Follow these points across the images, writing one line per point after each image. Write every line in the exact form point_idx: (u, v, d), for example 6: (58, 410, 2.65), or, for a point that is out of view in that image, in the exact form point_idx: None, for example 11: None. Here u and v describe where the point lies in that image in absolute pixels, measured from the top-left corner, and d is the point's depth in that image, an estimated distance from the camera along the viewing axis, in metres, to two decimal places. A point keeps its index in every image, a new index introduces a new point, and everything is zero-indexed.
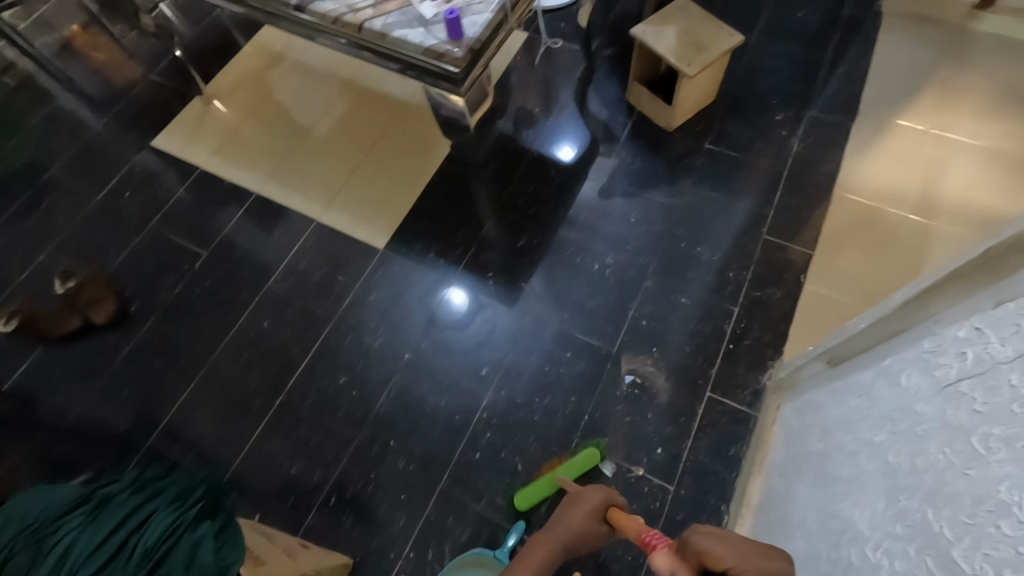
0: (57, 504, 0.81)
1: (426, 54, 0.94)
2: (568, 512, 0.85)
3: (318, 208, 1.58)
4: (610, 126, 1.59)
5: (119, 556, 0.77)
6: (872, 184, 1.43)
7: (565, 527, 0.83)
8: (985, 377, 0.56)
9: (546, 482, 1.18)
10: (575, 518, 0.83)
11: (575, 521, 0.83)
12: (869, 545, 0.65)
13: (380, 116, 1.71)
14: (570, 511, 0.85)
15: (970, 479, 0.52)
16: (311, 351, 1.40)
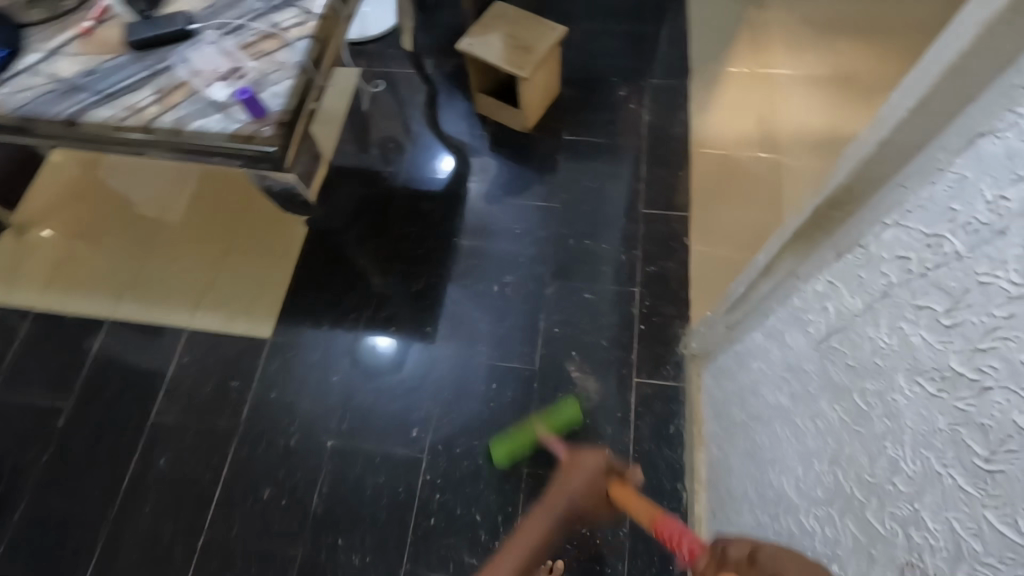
0: None
1: (233, 139, 0.84)
2: (566, 485, 0.79)
3: (186, 316, 1.42)
4: (469, 143, 1.56)
5: None
6: (722, 136, 1.50)
7: (560, 498, 0.79)
8: (848, 330, 0.58)
9: (524, 438, 1.12)
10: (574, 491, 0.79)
11: (563, 496, 0.79)
12: (801, 510, 0.66)
13: (228, 194, 1.56)
14: (568, 479, 0.80)
15: (862, 436, 0.54)
16: (223, 474, 1.26)
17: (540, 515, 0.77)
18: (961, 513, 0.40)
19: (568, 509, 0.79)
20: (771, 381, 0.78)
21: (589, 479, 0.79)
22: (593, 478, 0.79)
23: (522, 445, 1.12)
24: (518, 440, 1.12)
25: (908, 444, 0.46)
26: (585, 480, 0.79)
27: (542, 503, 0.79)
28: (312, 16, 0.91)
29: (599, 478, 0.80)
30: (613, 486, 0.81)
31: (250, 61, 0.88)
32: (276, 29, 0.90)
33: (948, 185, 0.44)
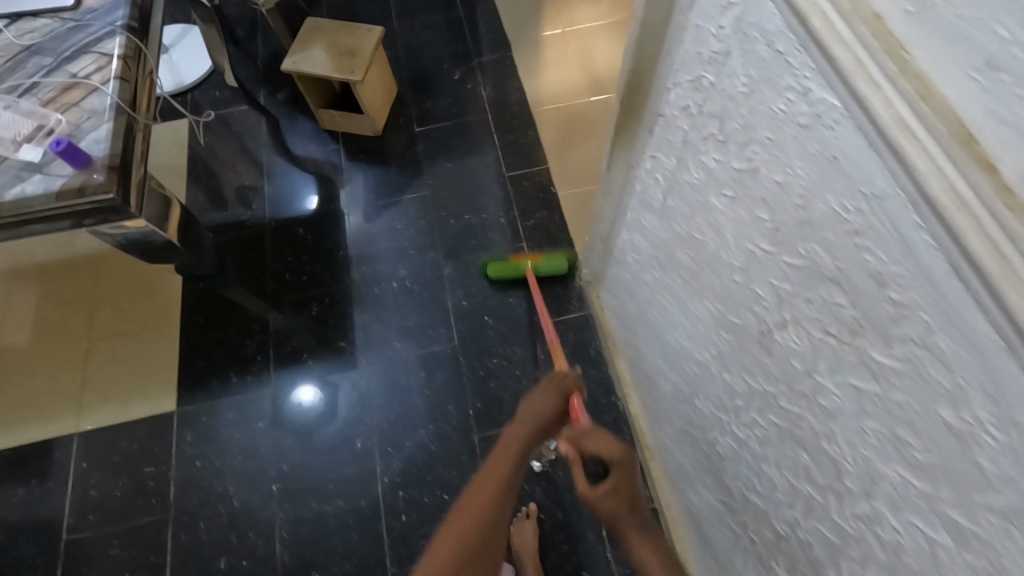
0: None
1: (63, 197, 0.79)
2: (531, 406, 0.81)
3: (72, 420, 1.27)
4: (325, 161, 1.56)
5: None
6: (555, 91, 1.64)
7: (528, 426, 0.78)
8: (674, 187, 0.69)
9: (513, 266, 1.34)
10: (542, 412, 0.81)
11: (529, 416, 0.79)
12: (693, 351, 0.76)
13: (79, 281, 1.42)
14: (530, 408, 0.80)
15: (707, 261, 0.64)
16: (167, 565, 1.15)
17: (518, 427, 0.77)
18: (772, 271, 0.51)
19: (541, 427, 0.79)
20: (643, 265, 0.89)
21: (553, 407, 0.81)
22: (552, 403, 0.82)
23: (509, 265, 1.34)
24: (511, 265, 1.34)
25: (732, 245, 0.57)
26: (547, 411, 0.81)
27: (511, 424, 0.79)
28: (112, 58, 0.88)
29: (557, 405, 0.82)
30: (568, 396, 0.83)
31: (56, 115, 0.83)
32: (77, 78, 0.86)
33: (692, 35, 0.55)
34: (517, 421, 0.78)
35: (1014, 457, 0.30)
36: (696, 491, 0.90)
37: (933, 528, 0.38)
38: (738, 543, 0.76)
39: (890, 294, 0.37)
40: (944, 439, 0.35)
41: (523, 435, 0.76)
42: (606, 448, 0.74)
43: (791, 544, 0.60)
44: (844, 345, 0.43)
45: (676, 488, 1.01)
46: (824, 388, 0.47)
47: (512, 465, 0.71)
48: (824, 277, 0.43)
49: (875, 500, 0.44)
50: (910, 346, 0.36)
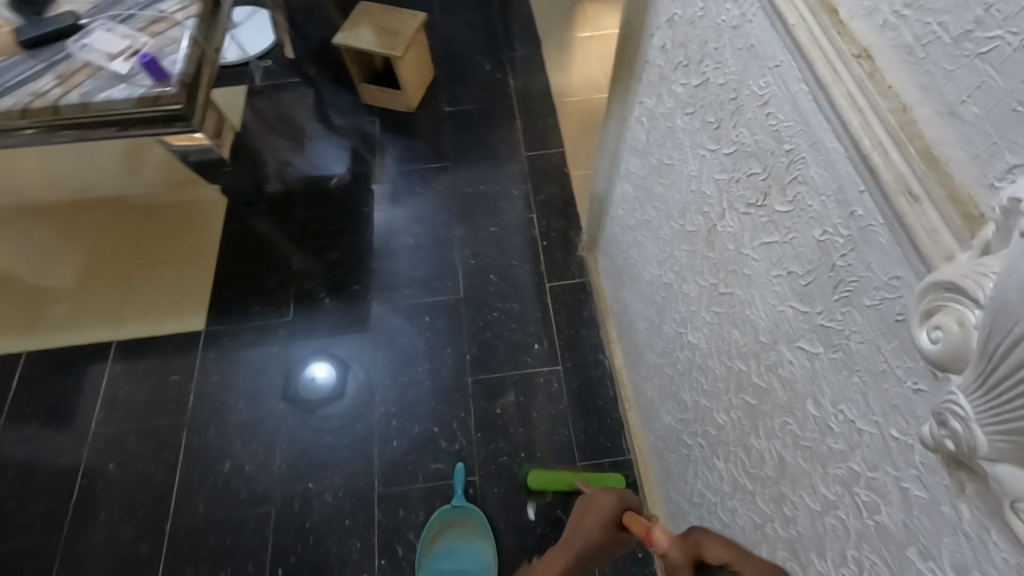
0: None
1: (141, 102, 0.94)
2: (580, 523, 0.57)
3: (111, 329, 1.42)
4: (361, 129, 1.72)
5: None
6: (576, 84, 1.78)
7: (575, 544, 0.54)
8: (653, 122, 0.79)
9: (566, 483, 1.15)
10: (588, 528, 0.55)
11: (576, 539, 0.55)
12: (662, 276, 0.84)
13: (132, 213, 1.58)
14: (579, 524, 0.56)
15: (673, 182, 0.74)
16: (178, 463, 1.25)
17: (559, 555, 0.54)
18: (715, 167, 0.60)
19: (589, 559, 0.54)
20: (628, 211, 0.98)
21: (605, 516, 0.55)
22: (606, 519, 0.55)
23: (558, 485, 1.15)
24: (557, 480, 1.16)
25: (690, 158, 0.67)
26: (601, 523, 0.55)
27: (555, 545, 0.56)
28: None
29: (612, 521, 0.55)
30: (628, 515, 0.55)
31: (144, 39, 0.99)
32: (165, 14, 1.03)
33: None
34: (558, 545, 0.55)
35: (853, 247, 0.39)
36: (662, 424, 0.97)
37: (812, 345, 0.46)
38: (690, 457, 0.83)
39: (785, 147, 0.46)
40: (817, 256, 0.44)
41: (556, 575, 0.53)
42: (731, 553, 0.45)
43: (727, 429, 0.68)
44: (759, 209, 0.52)
45: (648, 430, 1.08)
46: (747, 256, 0.55)
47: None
48: (747, 154, 0.53)
49: (778, 341, 0.52)
50: (797, 187, 0.45)
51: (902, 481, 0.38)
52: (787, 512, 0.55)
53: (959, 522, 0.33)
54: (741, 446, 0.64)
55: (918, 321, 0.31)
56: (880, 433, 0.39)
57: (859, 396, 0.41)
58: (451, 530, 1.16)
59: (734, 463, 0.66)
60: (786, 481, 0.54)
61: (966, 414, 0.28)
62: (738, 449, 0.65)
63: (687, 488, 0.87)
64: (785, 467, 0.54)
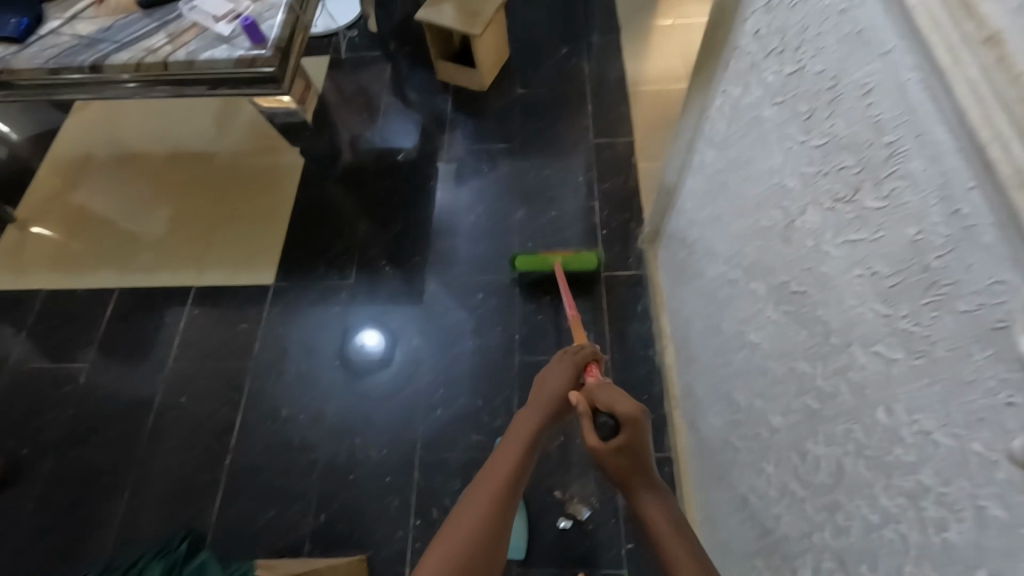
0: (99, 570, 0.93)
1: (238, 63, 1.01)
2: (547, 379, 0.80)
3: (192, 275, 1.53)
4: (434, 105, 1.75)
5: None
6: (653, 74, 1.73)
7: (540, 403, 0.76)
8: (736, 113, 0.76)
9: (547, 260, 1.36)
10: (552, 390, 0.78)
11: (545, 396, 0.77)
12: (727, 274, 0.82)
13: (219, 170, 1.69)
14: (542, 385, 0.79)
15: (751, 176, 0.71)
16: (240, 404, 1.34)
17: (528, 412, 0.74)
18: (801, 160, 0.58)
19: (553, 407, 0.76)
20: (698, 205, 0.96)
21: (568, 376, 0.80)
22: (568, 375, 0.80)
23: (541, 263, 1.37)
24: (541, 258, 1.37)
25: (773, 149, 0.64)
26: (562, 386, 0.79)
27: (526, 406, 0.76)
28: None
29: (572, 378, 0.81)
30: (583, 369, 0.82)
31: (246, 3, 1.06)
32: None
33: None
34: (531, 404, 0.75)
35: (953, 247, 0.37)
36: (709, 423, 0.95)
37: (890, 350, 0.44)
38: (737, 460, 0.81)
39: (886, 140, 0.43)
40: (908, 257, 0.41)
41: (533, 420, 0.73)
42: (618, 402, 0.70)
43: (781, 433, 0.65)
44: (847, 205, 0.50)
45: (694, 429, 1.06)
46: (827, 254, 0.53)
47: (517, 466, 0.67)
48: (840, 147, 0.50)
49: (852, 345, 0.50)
50: (894, 182, 0.43)
51: (980, 499, 0.35)
52: (840, 523, 0.53)
53: None
54: (795, 451, 0.62)
55: None
56: (960, 447, 0.37)
57: (941, 408, 0.39)
58: None
59: (786, 468, 0.64)
60: (843, 491, 0.52)
61: None
62: (792, 454, 0.63)
63: (729, 490, 0.85)
64: (843, 476, 0.52)
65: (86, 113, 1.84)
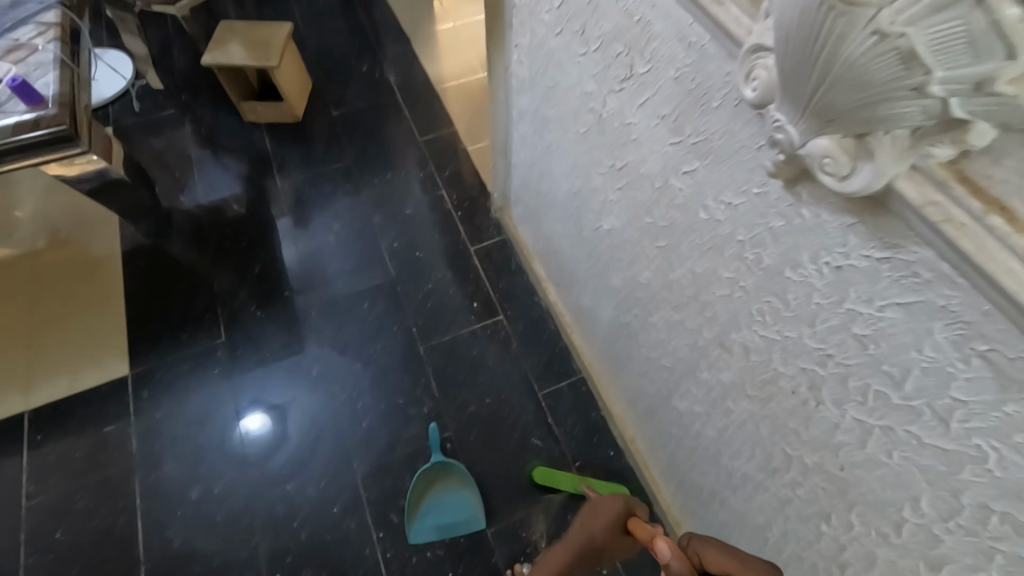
0: None
1: (19, 129, 0.92)
2: (580, 525, 0.59)
3: (19, 400, 1.29)
4: (251, 145, 1.70)
5: None
6: (453, 70, 1.89)
7: (581, 544, 0.58)
8: (531, 54, 0.91)
9: (570, 481, 1.18)
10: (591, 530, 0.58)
11: (581, 538, 0.58)
12: (571, 186, 0.97)
13: (13, 277, 1.45)
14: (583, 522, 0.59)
15: (560, 97, 0.86)
16: (136, 508, 1.19)
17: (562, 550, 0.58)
18: (590, 66, 0.73)
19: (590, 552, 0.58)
20: (529, 146, 1.10)
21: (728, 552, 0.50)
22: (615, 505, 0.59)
23: (569, 485, 1.18)
24: (565, 480, 1.18)
25: (569, 69, 0.79)
26: (604, 530, 0.58)
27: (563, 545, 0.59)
28: (51, 26, 1.03)
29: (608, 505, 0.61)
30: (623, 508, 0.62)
31: (6, 67, 0.97)
32: (21, 42, 1.00)
33: None
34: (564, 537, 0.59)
35: (697, 69, 0.53)
36: (601, 322, 1.10)
37: (690, 164, 0.60)
38: (631, 333, 0.96)
39: (635, 19, 0.59)
40: (676, 92, 0.57)
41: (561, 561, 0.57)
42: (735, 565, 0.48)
43: (651, 284, 0.81)
44: (629, 81, 0.65)
45: (593, 337, 1.20)
46: (631, 124, 0.69)
47: None
48: (610, 40, 0.66)
49: (668, 178, 0.65)
50: (651, 45, 0.59)
51: (770, 223, 0.51)
52: (710, 316, 0.68)
53: (806, 222, 0.47)
54: (664, 288, 0.77)
55: (744, 82, 0.44)
56: (748, 197, 0.53)
57: (730, 180, 0.54)
58: (434, 487, 1.20)
59: (664, 308, 0.80)
60: (703, 289, 0.67)
61: (784, 121, 0.41)
62: (663, 293, 0.78)
63: (634, 364, 1.01)
64: (698, 279, 0.68)
65: None
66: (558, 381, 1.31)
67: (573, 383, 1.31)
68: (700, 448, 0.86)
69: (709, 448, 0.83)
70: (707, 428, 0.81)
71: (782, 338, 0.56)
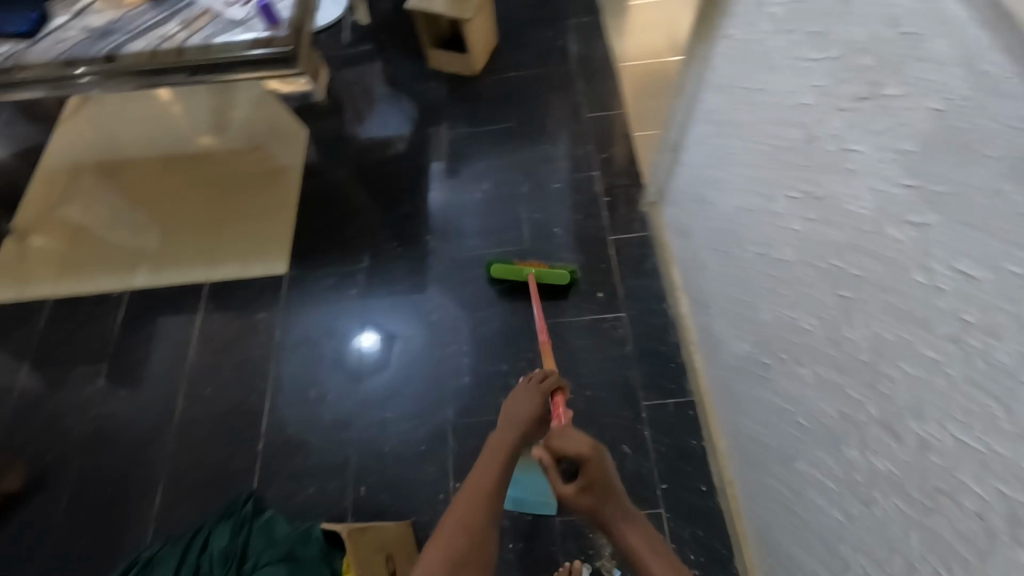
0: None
1: (254, 45, 1.06)
2: (507, 410, 0.84)
3: (203, 270, 1.54)
4: (427, 92, 1.79)
5: (186, 564, 0.78)
6: (636, 51, 1.81)
7: (508, 427, 0.82)
8: (743, 52, 0.82)
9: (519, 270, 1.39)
10: (519, 415, 0.83)
11: (510, 423, 0.82)
12: (745, 202, 0.87)
13: (219, 169, 1.70)
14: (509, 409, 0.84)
15: (764, 105, 0.77)
16: (266, 390, 1.37)
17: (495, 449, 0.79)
18: (817, 76, 0.64)
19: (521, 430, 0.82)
20: (707, 149, 1.01)
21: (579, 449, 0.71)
22: (536, 403, 0.84)
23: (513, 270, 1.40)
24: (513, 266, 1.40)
25: (788, 75, 0.70)
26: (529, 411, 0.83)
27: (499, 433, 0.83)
28: None
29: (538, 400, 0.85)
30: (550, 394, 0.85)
31: None
32: None
33: None
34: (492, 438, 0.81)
35: (978, 106, 0.43)
36: (733, 352, 1.01)
37: (922, 216, 0.50)
38: (769, 376, 0.86)
39: (904, 32, 0.50)
40: (934, 129, 0.48)
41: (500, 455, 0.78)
42: (576, 444, 0.71)
43: (814, 332, 0.71)
44: (868, 101, 0.56)
45: (717, 364, 1.11)
46: (852, 151, 0.59)
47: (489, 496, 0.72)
48: (858, 51, 0.57)
49: (883, 225, 0.56)
50: (917, 65, 0.49)
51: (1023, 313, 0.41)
52: (884, 391, 0.59)
53: None
54: (831, 343, 0.68)
55: None
56: (999, 275, 0.43)
57: (977, 249, 0.45)
58: None
59: (822, 362, 0.70)
60: (885, 360, 0.58)
61: None
62: (827, 347, 0.68)
63: (759, 407, 0.92)
64: (883, 347, 0.58)
65: (70, 126, 1.84)
66: (665, 396, 1.25)
67: (681, 404, 1.24)
68: (815, 525, 0.77)
69: (827, 529, 0.73)
70: (833, 508, 0.71)
71: (987, 451, 0.46)
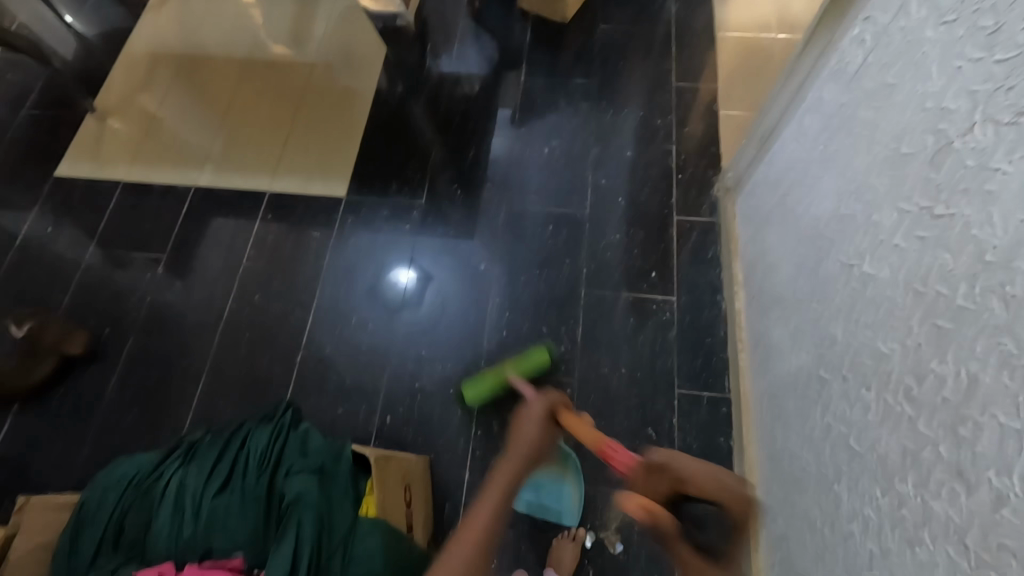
0: (154, 455, 0.85)
1: None
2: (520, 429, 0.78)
3: (266, 180, 1.56)
4: (510, 33, 1.70)
5: (225, 459, 0.83)
6: (740, 23, 1.67)
7: (521, 446, 0.75)
8: (881, 39, 0.73)
9: (495, 380, 1.21)
10: (530, 434, 0.77)
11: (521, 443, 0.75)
12: (842, 206, 0.81)
13: (293, 81, 1.69)
14: (520, 430, 0.78)
15: (894, 105, 0.70)
16: (310, 308, 1.40)
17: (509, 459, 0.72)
18: (973, 78, 0.57)
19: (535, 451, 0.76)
20: (808, 143, 0.93)
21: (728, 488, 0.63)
22: (545, 421, 0.80)
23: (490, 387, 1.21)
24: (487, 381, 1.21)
25: (935, 73, 0.62)
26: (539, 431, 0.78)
27: (506, 451, 0.74)
28: None
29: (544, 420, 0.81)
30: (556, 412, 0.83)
31: None
32: None
33: None
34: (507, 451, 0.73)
35: None
36: (787, 360, 0.97)
37: None
38: (824, 392, 0.83)
39: None
40: None
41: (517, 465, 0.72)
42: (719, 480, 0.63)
43: (893, 358, 0.67)
44: None
45: (765, 368, 1.08)
46: (996, 172, 0.53)
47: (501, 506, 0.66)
48: None
49: (1015, 260, 0.50)
50: None
51: None
52: (963, 435, 0.55)
53: None
54: (911, 374, 0.63)
55: None
56: None
57: None
58: None
59: (895, 391, 0.66)
60: (974, 403, 0.54)
61: None
62: (905, 377, 0.64)
63: (805, 421, 0.88)
64: (977, 390, 0.54)
65: (156, 17, 1.85)
66: (701, 389, 1.22)
67: (715, 399, 1.21)
68: (844, 549, 0.75)
69: (857, 556, 0.72)
70: (868, 538, 0.69)
71: None
